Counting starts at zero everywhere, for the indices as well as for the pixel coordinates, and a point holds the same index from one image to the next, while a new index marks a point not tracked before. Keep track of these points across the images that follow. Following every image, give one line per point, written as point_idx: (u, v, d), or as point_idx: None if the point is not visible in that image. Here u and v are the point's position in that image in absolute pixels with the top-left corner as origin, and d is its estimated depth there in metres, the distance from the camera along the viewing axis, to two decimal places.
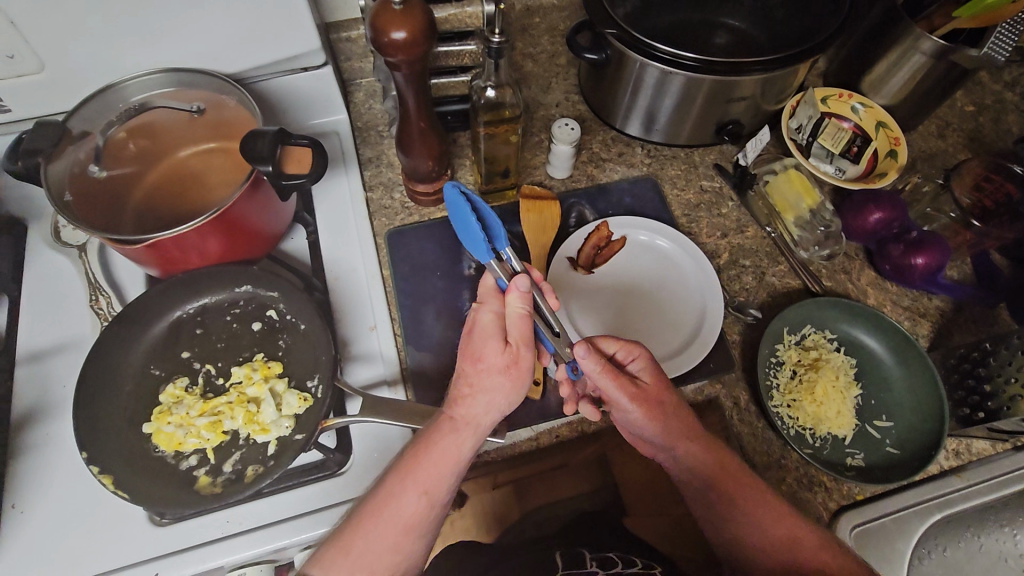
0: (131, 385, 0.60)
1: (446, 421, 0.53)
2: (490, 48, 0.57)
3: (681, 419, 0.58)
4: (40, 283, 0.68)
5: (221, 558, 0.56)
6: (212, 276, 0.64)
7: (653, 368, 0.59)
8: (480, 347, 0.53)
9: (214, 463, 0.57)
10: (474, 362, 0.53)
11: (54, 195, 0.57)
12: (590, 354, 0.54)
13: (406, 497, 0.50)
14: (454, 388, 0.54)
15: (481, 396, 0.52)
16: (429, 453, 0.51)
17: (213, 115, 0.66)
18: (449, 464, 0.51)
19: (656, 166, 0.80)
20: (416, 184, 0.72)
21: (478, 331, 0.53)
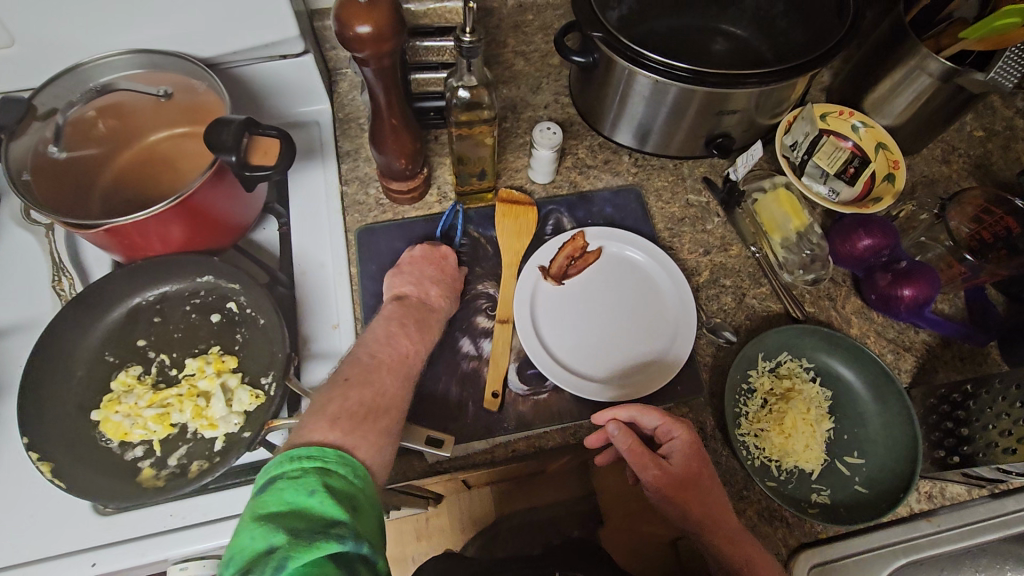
0: (83, 370, 0.59)
1: (423, 308, 0.61)
2: (462, 47, 0.54)
3: (711, 499, 0.55)
4: (5, 259, 0.67)
5: (160, 553, 0.55)
6: (175, 264, 0.63)
7: (693, 452, 0.55)
8: (453, 266, 0.66)
9: (159, 456, 0.57)
10: (448, 276, 0.65)
11: (13, 174, 0.56)
12: (621, 431, 0.54)
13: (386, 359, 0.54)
14: (421, 288, 0.63)
15: (452, 295, 0.64)
16: (405, 326, 0.58)
17: (182, 100, 0.65)
18: (427, 332, 0.59)
19: (642, 176, 0.78)
20: (391, 183, 0.70)
21: (446, 258, 0.66)
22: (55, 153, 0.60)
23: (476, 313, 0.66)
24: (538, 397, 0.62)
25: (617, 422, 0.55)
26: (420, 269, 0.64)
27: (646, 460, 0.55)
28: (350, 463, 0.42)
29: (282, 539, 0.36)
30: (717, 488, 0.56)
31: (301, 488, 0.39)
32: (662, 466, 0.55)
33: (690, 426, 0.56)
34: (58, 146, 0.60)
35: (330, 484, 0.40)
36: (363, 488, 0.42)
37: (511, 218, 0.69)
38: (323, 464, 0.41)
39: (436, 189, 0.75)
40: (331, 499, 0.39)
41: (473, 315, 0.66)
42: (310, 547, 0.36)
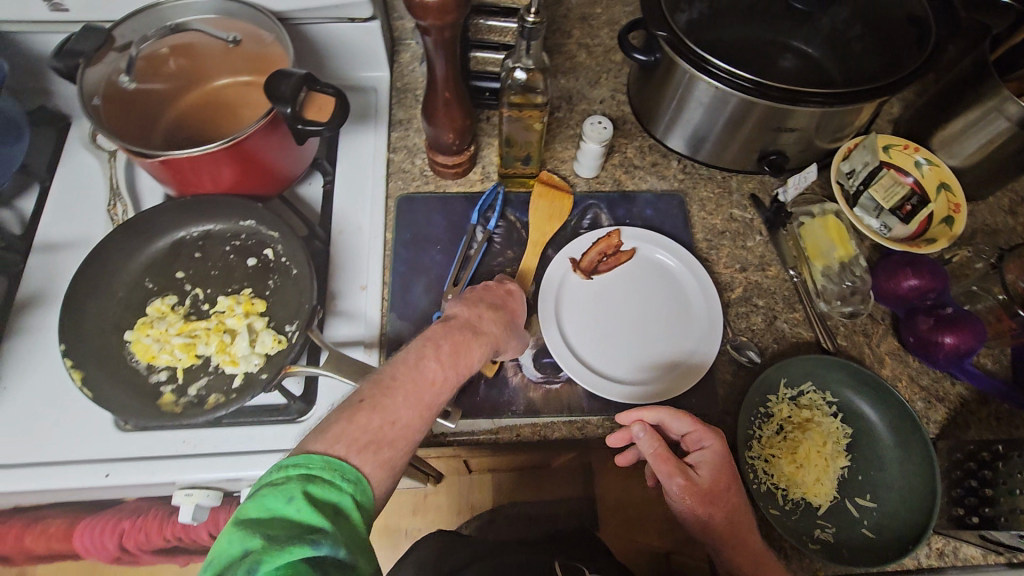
0: (123, 292, 0.62)
1: (468, 325, 0.54)
2: (524, 27, 0.54)
3: (736, 514, 0.54)
4: (69, 178, 0.71)
5: (170, 475, 0.57)
6: (223, 205, 0.65)
7: (722, 464, 0.54)
8: (516, 306, 0.60)
9: (181, 383, 0.58)
10: (509, 312, 0.59)
11: (84, 98, 0.59)
12: (646, 433, 0.53)
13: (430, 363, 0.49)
14: (480, 311, 0.56)
15: (506, 328, 0.57)
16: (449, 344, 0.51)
17: (250, 48, 0.67)
18: (468, 367, 0.52)
19: (687, 184, 0.77)
20: (437, 155, 0.71)
21: (510, 295, 0.60)
22: (126, 84, 0.63)
23: None
24: (550, 386, 0.62)
25: (642, 424, 0.54)
26: (478, 294, 0.58)
27: (673, 467, 0.54)
28: (340, 469, 0.41)
29: (255, 545, 0.36)
30: (741, 501, 0.55)
31: (281, 494, 0.39)
32: (687, 474, 0.54)
33: (722, 437, 0.55)
34: (129, 76, 0.63)
35: (314, 490, 0.39)
36: (352, 495, 0.41)
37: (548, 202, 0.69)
38: (308, 470, 0.40)
39: (480, 168, 0.75)
40: (310, 510, 0.38)
41: None
42: (284, 552, 0.36)
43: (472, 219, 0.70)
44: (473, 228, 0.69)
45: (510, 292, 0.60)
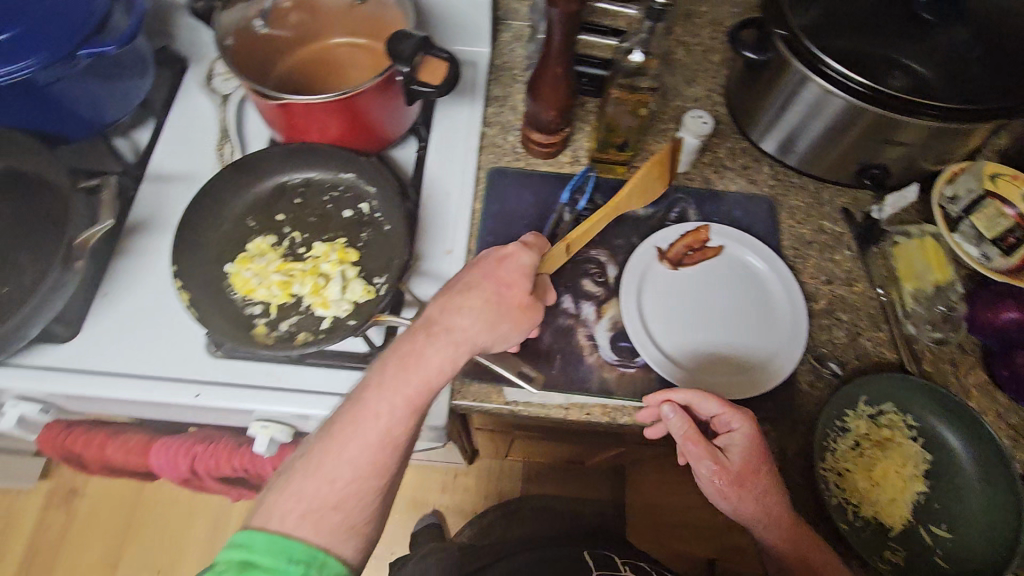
0: (228, 227, 0.65)
1: (428, 325, 0.51)
2: (652, 9, 0.55)
3: (772, 496, 0.54)
4: (185, 115, 0.75)
5: (253, 404, 0.60)
6: (327, 156, 0.68)
7: (754, 446, 0.54)
8: (506, 273, 0.54)
9: (273, 318, 0.61)
10: (499, 286, 0.53)
11: (218, 39, 0.62)
12: (674, 413, 0.55)
13: (385, 391, 0.49)
14: (450, 300, 0.52)
15: (490, 308, 0.52)
16: (410, 355, 0.50)
17: (371, 9, 0.69)
18: (427, 369, 0.50)
19: (778, 191, 0.75)
20: (533, 133, 0.72)
21: (499, 268, 0.54)
22: (259, 27, 0.67)
23: (581, 276, 0.67)
24: (625, 370, 0.62)
25: (670, 404, 0.55)
26: (458, 276, 0.55)
27: (703, 450, 0.55)
28: (283, 548, 0.44)
29: None
30: (777, 483, 0.55)
31: None
32: (715, 456, 0.55)
33: (752, 418, 0.54)
34: (264, 21, 0.66)
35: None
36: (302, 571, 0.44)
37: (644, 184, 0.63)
38: (248, 554, 0.44)
39: (570, 151, 0.76)
40: None
41: (579, 277, 0.67)
42: None
43: (562, 198, 0.70)
44: (561, 209, 0.69)
45: (495, 261, 0.55)
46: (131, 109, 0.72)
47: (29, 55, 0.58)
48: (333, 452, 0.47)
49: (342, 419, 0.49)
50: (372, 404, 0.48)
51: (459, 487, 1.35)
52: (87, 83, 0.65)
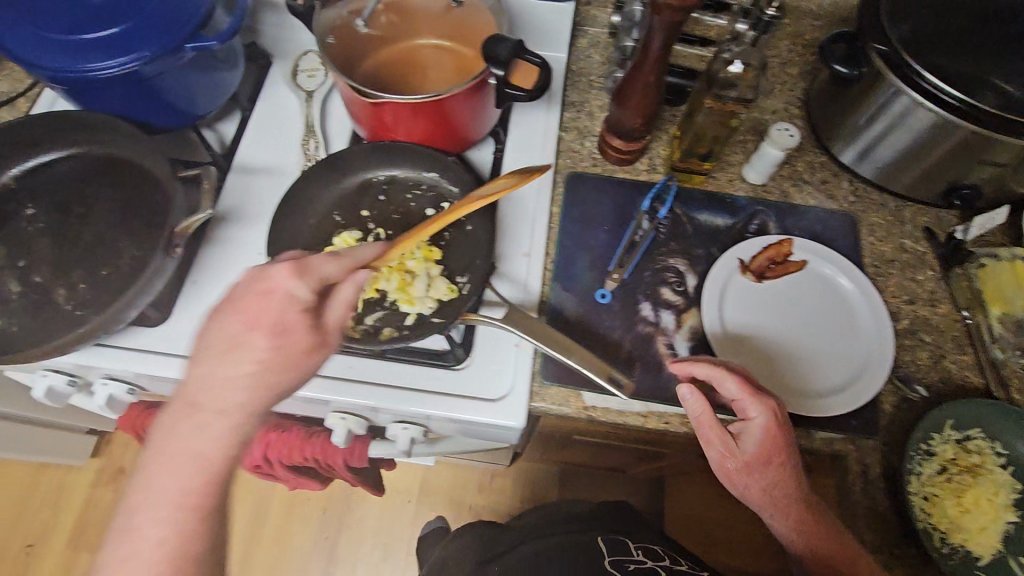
0: (315, 221, 0.67)
1: (186, 410, 0.45)
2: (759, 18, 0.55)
3: (784, 479, 0.55)
4: (271, 110, 0.77)
5: (337, 395, 0.62)
6: (412, 155, 0.69)
7: (772, 434, 0.54)
8: (274, 316, 0.46)
9: (359, 312, 0.63)
10: (267, 336, 0.45)
11: (320, 37, 0.65)
12: (692, 396, 0.55)
13: (157, 492, 0.43)
14: (208, 373, 0.45)
15: (260, 366, 0.45)
16: (172, 442, 0.44)
17: (467, 11, 0.70)
18: (196, 454, 0.44)
19: (857, 207, 0.74)
20: (613, 138, 0.72)
21: (259, 305, 0.46)
22: (359, 26, 0.69)
23: (660, 284, 0.67)
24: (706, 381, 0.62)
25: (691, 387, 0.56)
26: (213, 327, 0.46)
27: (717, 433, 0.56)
28: None
29: None
30: (792, 469, 0.55)
31: None
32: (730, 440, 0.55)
33: (773, 406, 0.54)
34: (364, 20, 0.69)
35: None
36: None
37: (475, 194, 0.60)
38: None
39: (647, 159, 0.75)
40: None
41: (658, 285, 0.66)
42: None
43: (643, 206, 0.70)
44: (640, 217, 0.69)
45: (244, 306, 0.46)
46: (221, 102, 0.74)
47: (137, 49, 0.61)
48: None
49: (119, 533, 0.43)
50: (140, 522, 0.43)
51: (495, 488, 1.36)
52: (186, 77, 0.67)
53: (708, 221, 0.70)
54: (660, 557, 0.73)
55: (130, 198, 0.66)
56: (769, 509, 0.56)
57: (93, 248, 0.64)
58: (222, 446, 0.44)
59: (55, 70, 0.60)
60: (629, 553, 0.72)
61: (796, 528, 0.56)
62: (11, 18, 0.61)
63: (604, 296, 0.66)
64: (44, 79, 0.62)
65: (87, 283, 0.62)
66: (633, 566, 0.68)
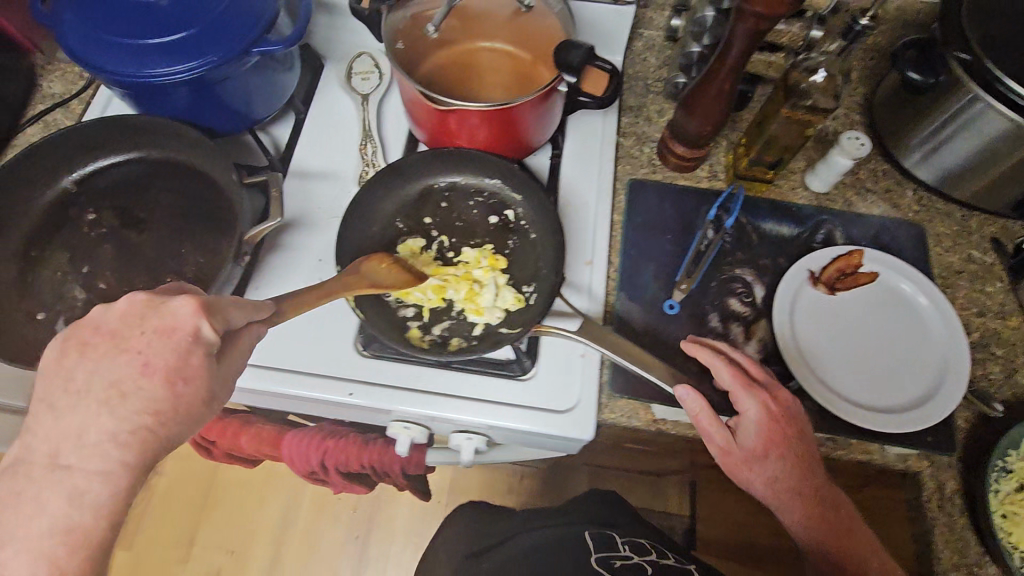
0: (379, 228, 0.66)
1: (52, 472, 0.36)
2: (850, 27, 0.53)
3: (785, 469, 0.57)
4: (325, 113, 0.75)
5: (403, 405, 0.62)
6: (475, 161, 0.67)
7: (768, 424, 0.56)
8: (172, 358, 0.39)
9: (427, 321, 0.62)
10: (161, 382, 0.39)
11: (390, 40, 0.66)
12: (691, 398, 0.56)
13: (16, 564, 0.35)
14: (85, 423, 0.37)
15: (149, 416, 0.39)
16: (31, 508, 0.35)
17: (535, 18, 0.70)
18: (63, 524, 0.36)
19: (923, 216, 0.73)
20: (676, 145, 0.70)
21: (139, 335, 0.40)
22: (428, 32, 0.69)
23: (728, 295, 0.66)
24: None
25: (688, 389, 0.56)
26: (75, 371, 0.39)
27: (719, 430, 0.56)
28: None
29: None
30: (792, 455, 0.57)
31: None
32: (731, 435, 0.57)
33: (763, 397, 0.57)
34: (433, 27, 0.68)
35: None
36: None
37: (367, 270, 0.57)
38: None
39: (707, 166, 0.74)
40: None
41: (725, 296, 0.66)
42: None
43: (709, 215, 0.69)
44: (705, 227, 0.68)
45: (111, 342, 0.39)
46: (278, 106, 0.72)
47: (203, 54, 0.59)
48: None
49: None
50: None
51: (524, 489, 1.35)
52: (247, 81, 0.65)
53: (773, 230, 0.69)
54: (647, 552, 0.73)
55: (192, 204, 0.65)
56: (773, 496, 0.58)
57: (155, 254, 0.63)
58: (98, 513, 0.37)
59: (120, 75, 0.59)
60: (616, 549, 0.72)
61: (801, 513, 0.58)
62: (75, 21, 0.59)
63: (672, 307, 0.65)
64: (107, 83, 0.61)
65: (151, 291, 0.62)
66: (619, 561, 0.69)
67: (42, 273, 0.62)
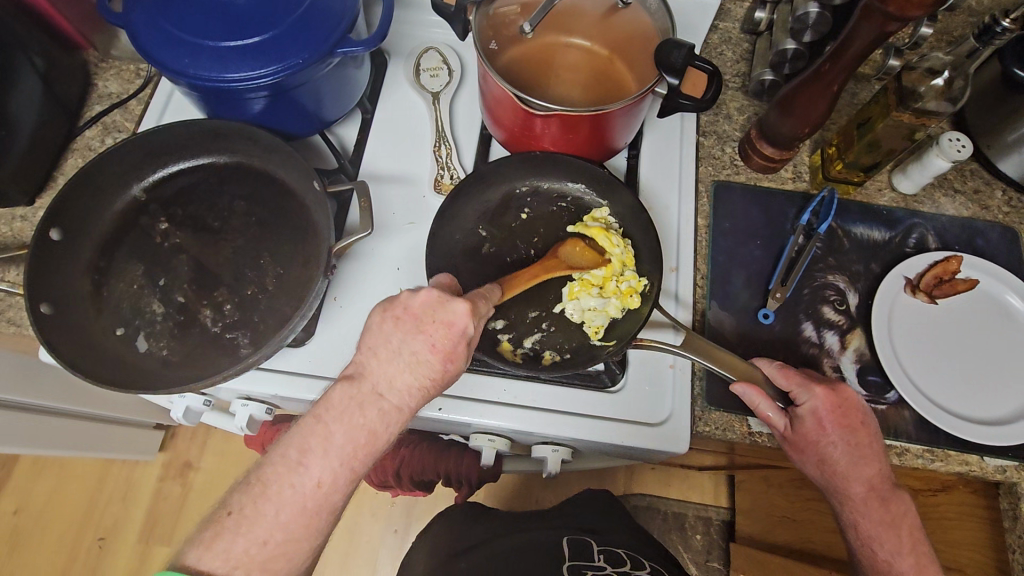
0: (461, 235, 0.64)
1: (372, 396, 0.46)
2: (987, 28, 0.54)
3: (855, 464, 0.54)
4: (394, 112, 0.72)
5: (494, 419, 0.60)
6: (559, 165, 0.66)
7: (836, 414, 0.54)
8: (450, 345, 0.47)
9: (517, 334, 0.62)
10: (442, 359, 0.47)
11: (483, 42, 0.64)
12: (750, 390, 0.54)
13: (334, 434, 0.45)
14: (395, 375, 0.47)
15: (430, 382, 0.47)
16: (361, 408, 0.46)
17: (629, 19, 0.65)
18: (369, 427, 0.45)
19: (1014, 219, 0.70)
20: (764, 145, 0.68)
21: (437, 316, 0.48)
22: (520, 30, 0.66)
23: (822, 303, 0.64)
24: (876, 406, 0.60)
25: (747, 382, 0.54)
26: (388, 335, 0.47)
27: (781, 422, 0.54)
28: None
29: None
30: (863, 448, 0.54)
31: None
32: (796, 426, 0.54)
33: (831, 388, 0.54)
34: (530, 26, 0.65)
35: None
36: None
37: (564, 253, 0.62)
38: None
39: (791, 166, 0.72)
40: None
41: (819, 303, 0.64)
42: None
43: (801, 220, 0.67)
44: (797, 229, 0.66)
45: (417, 317, 0.48)
46: (348, 107, 0.69)
47: (287, 56, 0.56)
48: (278, 494, 0.43)
49: (285, 458, 0.44)
50: (304, 463, 0.44)
51: None
52: (322, 84, 0.62)
53: (865, 235, 0.67)
54: (623, 562, 0.73)
55: (267, 210, 0.63)
56: (844, 494, 0.55)
57: (233, 264, 0.61)
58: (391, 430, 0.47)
59: (199, 77, 0.55)
60: (591, 559, 0.73)
61: (879, 515, 0.54)
62: (149, 22, 0.56)
63: (767, 316, 0.63)
64: (181, 85, 0.57)
65: (233, 303, 0.59)
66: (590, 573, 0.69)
67: (117, 284, 0.60)
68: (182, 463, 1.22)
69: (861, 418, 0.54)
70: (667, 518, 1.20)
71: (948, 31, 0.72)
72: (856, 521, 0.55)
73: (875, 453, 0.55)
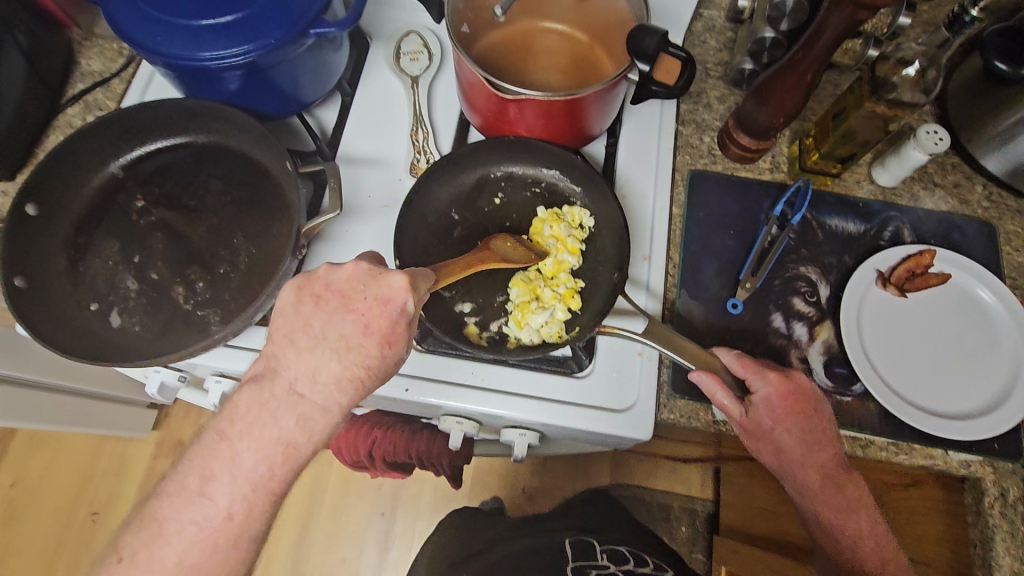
0: (433, 219, 0.65)
1: (289, 398, 0.45)
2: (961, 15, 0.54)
3: (809, 452, 0.54)
4: (373, 95, 0.73)
5: (459, 401, 0.61)
6: (532, 150, 0.66)
7: (791, 403, 0.54)
8: (386, 325, 0.47)
9: (484, 317, 0.62)
10: (377, 343, 0.46)
11: (456, 25, 0.63)
12: (707, 378, 0.54)
13: (240, 456, 0.44)
14: (319, 364, 0.45)
15: (361, 372, 0.46)
16: (271, 416, 0.45)
17: (605, 5, 0.63)
18: (284, 440, 0.44)
19: (994, 215, 0.69)
20: (741, 135, 0.67)
21: (368, 290, 0.47)
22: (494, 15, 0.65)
23: (792, 294, 0.64)
24: (841, 398, 0.60)
25: (704, 370, 0.55)
26: (315, 317, 0.47)
27: (737, 412, 0.55)
28: None
29: None
30: (816, 436, 0.55)
31: None
32: (751, 415, 0.54)
33: (785, 376, 0.54)
34: (502, 10, 0.63)
35: None
36: None
37: (497, 247, 0.61)
38: None
39: (770, 157, 0.71)
40: None
41: (790, 295, 0.64)
42: None
43: (774, 211, 0.67)
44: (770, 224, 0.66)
45: (338, 299, 0.47)
46: (326, 89, 0.69)
47: (257, 36, 0.56)
48: (178, 532, 0.42)
49: (184, 488, 0.44)
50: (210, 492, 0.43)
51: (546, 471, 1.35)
52: (297, 65, 0.62)
53: (840, 227, 0.67)
54: (627, 560, 0.75)
55: (242, 190, 0.64)
56: (798, 481, 0.55)
57: (206, 243, 0.62)
58: (310, 440, 0.45)
59: (174, 57, 0.56)
60: (594, 558, 0.75)
61: (833, 501, 0.55)
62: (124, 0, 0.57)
63: (736, 306, 0.63)
64: (156, 64, 0.58)
65: (204, 281, 0.60)
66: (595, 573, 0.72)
67: (93, 261, 0.61)
68: (174, 441, 1.24)
69: (814, 407, 0.55)
70: (652, 508, 1.20)
71: (934, 21, 0.72)
72: (811, 507, 0.56)
73: (829, 441, 0.55)
